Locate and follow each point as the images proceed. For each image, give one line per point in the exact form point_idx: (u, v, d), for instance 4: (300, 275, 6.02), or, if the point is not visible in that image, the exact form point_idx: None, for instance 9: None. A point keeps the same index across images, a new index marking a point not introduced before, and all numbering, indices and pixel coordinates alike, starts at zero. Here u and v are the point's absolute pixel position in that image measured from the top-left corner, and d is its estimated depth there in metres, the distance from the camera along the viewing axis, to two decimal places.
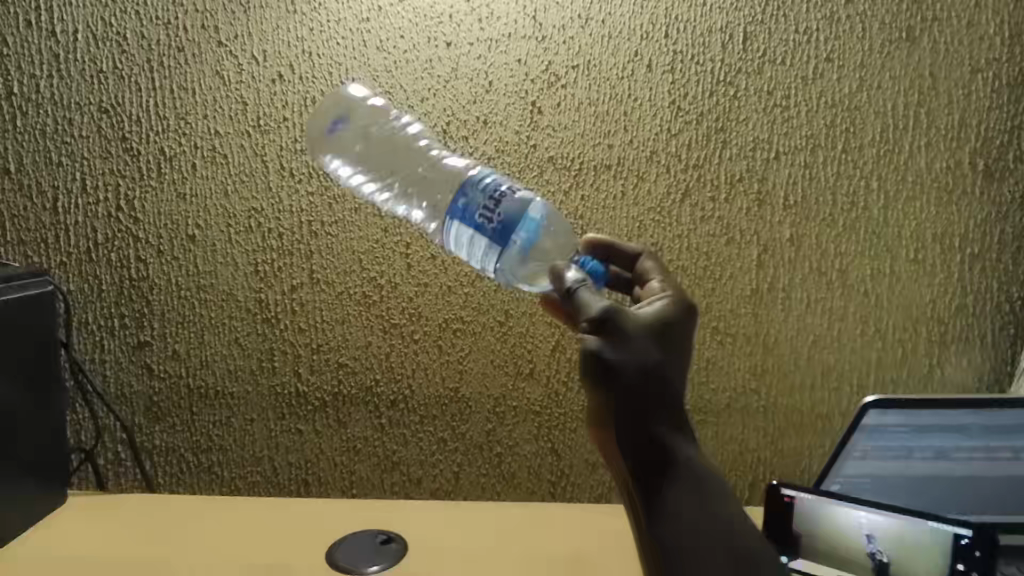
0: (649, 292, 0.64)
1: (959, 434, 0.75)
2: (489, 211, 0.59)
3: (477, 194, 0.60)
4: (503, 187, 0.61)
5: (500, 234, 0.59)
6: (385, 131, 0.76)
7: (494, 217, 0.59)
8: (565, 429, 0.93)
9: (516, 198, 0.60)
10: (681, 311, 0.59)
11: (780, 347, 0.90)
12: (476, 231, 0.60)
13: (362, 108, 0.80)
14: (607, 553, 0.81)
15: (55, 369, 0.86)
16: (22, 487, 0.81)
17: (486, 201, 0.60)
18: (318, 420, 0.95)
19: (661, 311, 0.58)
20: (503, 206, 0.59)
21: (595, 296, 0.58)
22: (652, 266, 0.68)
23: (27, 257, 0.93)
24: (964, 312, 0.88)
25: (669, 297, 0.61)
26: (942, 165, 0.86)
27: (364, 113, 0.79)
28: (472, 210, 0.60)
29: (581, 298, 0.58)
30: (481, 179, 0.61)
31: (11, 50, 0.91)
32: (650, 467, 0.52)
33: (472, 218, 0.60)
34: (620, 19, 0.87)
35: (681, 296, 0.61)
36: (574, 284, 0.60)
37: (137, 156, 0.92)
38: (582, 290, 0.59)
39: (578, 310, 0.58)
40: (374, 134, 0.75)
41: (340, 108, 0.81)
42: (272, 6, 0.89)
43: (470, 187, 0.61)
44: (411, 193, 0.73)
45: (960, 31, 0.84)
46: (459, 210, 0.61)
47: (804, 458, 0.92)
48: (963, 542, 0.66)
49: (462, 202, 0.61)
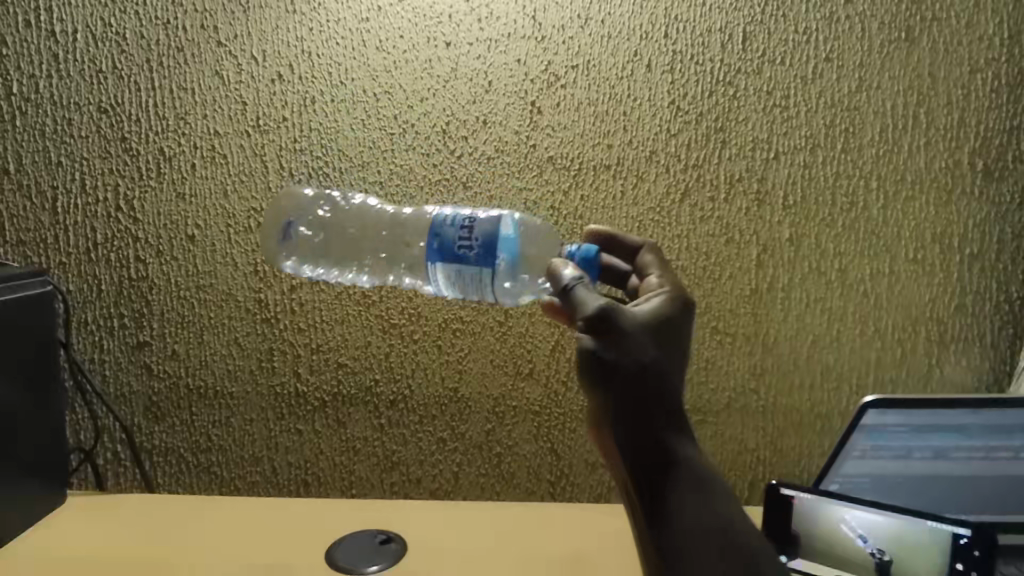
0: (647, 286, 0.64)
1: (959, 434, 0.76)
2: (466, 238, 0.63)
3: (449, 229, 0.64)
4: (467, 214, 0.65)
5: (484, 253, 0.62)
6: (340, 219, 0.83)
7: (472, 241, 0.63)
8: (565, 429, 0.93)
9: (484, 218, 0.64)
10: (679, 308, 0.60)
11: (780, 347, 0.90)
12: (461, 263, 0.63)
13: (309, 205, 0.87)
14: (607, 553, 0.81)
15: (55, 369, 0.86)
16: (23, 487, 0.81)
17: (459, 231, 0.63)
18: (318, 420, 0.95)
19: (657, 309, 0.59)
20: (476, 229, 0.63)
21: (592, 295, 0.58)
22: (652, 259, 0.68)
23: (27, 257, 0.93)
24: (964, 311, 0.88)
25: (666, 293, 0.61)
26: (941, 165, 0.86)
27: (311, 212, 0.86)
28: (449, 245, 0.63)
29: (578, 296, 0.58)
30: (444, 217, 0.65)
31: (10, 50, 0.91)
32: (650, 466, 0.52)
33: (452, 254, 0.63)
34: (620, 19, 0.87)
35: (678, 292, 0.62)
36: (570, 282, 0.60)
37: (137, 156, 0.92)
38: (578, 288, 0.59)
39: (574, 308, 0.58)
40: (333, 227, 0.82)
41: (290, 212, 0.88)
42: (271, 5, 0.89)
43: (437, 227, 0.64)
44: (387, 262, 0.80)
45: (959, 31, 0.85)
46: (436, 252, 0.64)
47: (804, 458, 0.92)
48: (963, 542, 0.66)
49: (436, 243, 0.64)
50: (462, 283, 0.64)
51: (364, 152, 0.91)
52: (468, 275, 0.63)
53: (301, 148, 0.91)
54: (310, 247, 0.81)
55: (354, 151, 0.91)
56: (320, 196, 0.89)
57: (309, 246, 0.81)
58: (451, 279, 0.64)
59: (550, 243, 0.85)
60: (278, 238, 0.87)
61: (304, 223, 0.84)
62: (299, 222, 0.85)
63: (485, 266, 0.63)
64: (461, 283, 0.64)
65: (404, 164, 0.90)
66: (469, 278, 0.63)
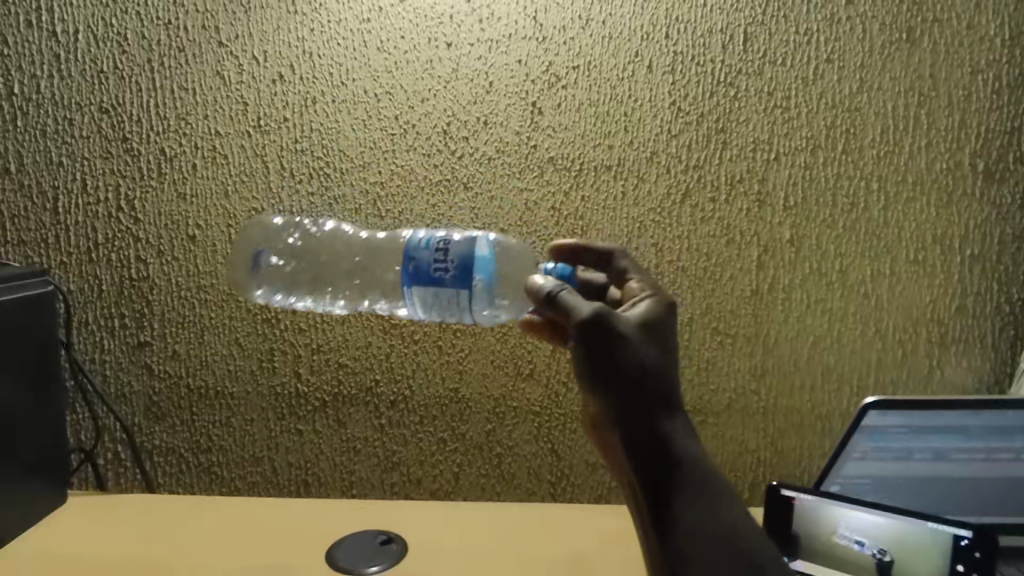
0: (631, 291, 0.66)
1: (960, 435, 0.75)
2: (441, 261, 0.64)
3: (423, 252, 0.64)
4: (441, 237, 0.65)
5: (460, 275, 0.63)
6: (307, 246, 0.86)
7: (448, 263, 0.64)
8: (565, 429, 0.93)
9: (459, 240, 0.64)
10: (665, 313, 0.61)
11: (781, 348, 0.90)
12: (437, 286, 0.64)
13: (278, 232, 0.90)
14: (607, 554, 0.81)
15: (55, 369, 0.86)
16: (23, 487, 0.81)
17: (434, 254, 0.64)
18: (318, 420, 0.95)
19: (645, 313, 0.60)
20: (451, 251, 0.64)
21: (580, 300, 0.58)
22: (629, 265, 0.71)
23: (27, 257, 0.93)
24: (964, 312, 0.88)
25: (652, 297, 0.63)
26: (942, 166, 0.86)
27: (282, 239, 0.89)
28: (424, 269, 0.64)
29: (567, 301, 0.57)
30: (417, 241, 0.65)
31: (11, 49, 0.91)
32: (651, 466, 0.52)
33: (427, 277, 0.64)
34: (621, 20, 0.87)
35: (661, 297, 0.63)
36: (556, 289, 0.59)
37: (137, 156, 0.92)
38: (565, 294, 0.58)
39: (563, 313, 0.57)
40: (299, 256, 0.85)
41: (260, 238, 0.91)
42: (272, 6, 0.89)
43: (411, 251, 0.65)
44: (360, 288, 0.85)
45: (960, 32, 0.84)
46: (411, 276, 0.65)
47: (804, 458, 0.92)
48: (963, 543, 0.66)
49: (411, 266, 0.65)
50: (439, 305, 0.65)
51: (365, 152, 0.91)
52: (446, 297, 0.64)
53: (301, 148, 0.91)
54: (278, 274, 0.84)
55: (355, 151, 0.91)
56: (288, 222, 0.91)
57: (278, 273, 0.84)
58: (428, 302, 0.65)
59: (525, 259, 0.87)
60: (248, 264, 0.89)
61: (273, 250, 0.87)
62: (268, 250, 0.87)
63: (462, 288, 0.63)
64: (439, 305, 0.65)
65: (405, 165, 0.90)
66: (447, 300, 0.64)
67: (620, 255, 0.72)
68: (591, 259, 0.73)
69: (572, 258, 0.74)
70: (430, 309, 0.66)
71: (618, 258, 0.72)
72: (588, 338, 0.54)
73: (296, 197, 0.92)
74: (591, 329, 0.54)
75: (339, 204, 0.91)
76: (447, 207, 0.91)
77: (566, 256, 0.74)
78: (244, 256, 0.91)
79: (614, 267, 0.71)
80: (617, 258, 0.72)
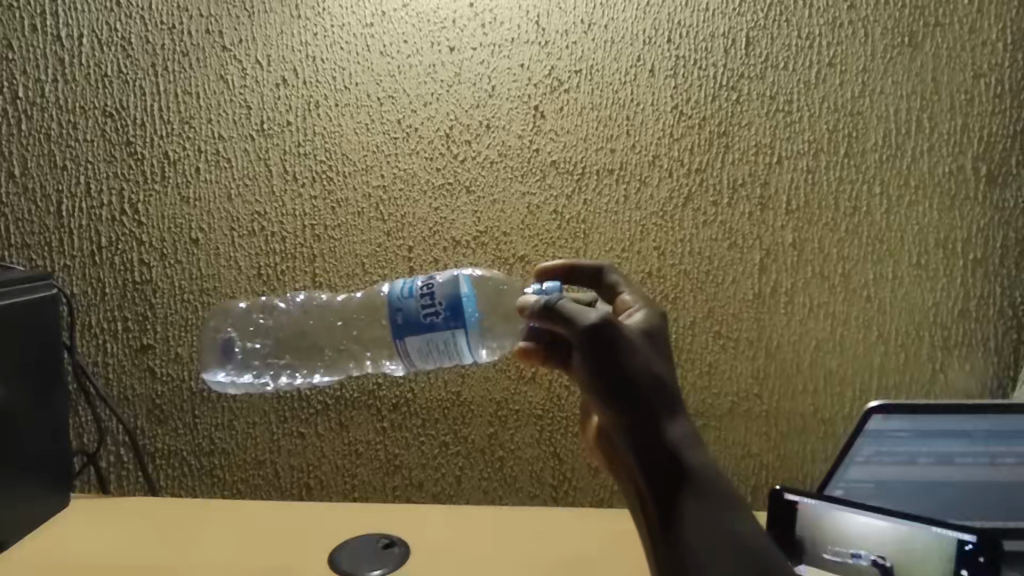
0: (624, 302, 0.68)
1: (963, 439, 0.75)
2: (429, 305, 0.64)
3: (409, 301, 0.64)
4: (422, 283, 0.66)
5: (452, 315, 0.64)
6: (282, 325, 0.85)
7: (437, 306, 0.64)
8: (567, 433, 0.93)
9: (442, 281, 0.65)
10: (660, 321, 0.63)
11: (783, 351, 0.90)
12: (429, 330, 0.64)
13: (247, 315, 0.90)
14: (607, 557, 0.81)
15: (59, 371, 0.86)
16: (27, 489, 0.81)
17: (420, 300, 0.64)
18: (320, 423, 0.95)
19: (642, 322, 0.61)
20: (437, 292, 0.64)
21: (581, 307, 0.58)
22: (618, 278, 0.73)
23: (31, 260, 0.94)
24: (967, 317, 0.87)
25: (646, 307, 0.64)
26: (944, 170, 0.86)
27: (251, 323, 0.89)
28: (414, 317, 0.64)
29: (568, 309, 0.58)
30: (399, 291, 0.65)
31: (16, 54, 0.91)
32: (659, 468, 0.53)
33: (418, 324, 0.64)
34: (624, 25, 0.87)
35: (655, 305, 0.65)
36: (553, 298, 0.60)
37: (141, 160, 0.93)
38: (564, 302, 0.59)
39: (565, 323, 0.58)
40: (279, 333, 0.84)
41: (227, 326, 0.91)
42: (276, 11, 0.90)
43: (396, 302, 0.64)
44: (347, 353, 0.83)
45: (962, 37, 0.84)
46: (400, 326, 0.64)
47: (808, 462, 0.92)
48: (968, 548, 0.66)
49: (400, 318, 0.64)
50: (434, 353, 0.65)
51: (368, 156, 0.91)
52: (440, 341, 0.64)
53: (305, 151, 0.91)
54: (253, 356, 0.84)
55: (357, 154, 0.91)
56: (253, 305, 0.91)
57: (252, 355, 0.84)
58: (421, 352, 0.64)
59: (516, 289, 0.87)
60: (218, 351, 0.89)
61: (243, 338, 0.86)
62: (236, 337, 0.88)
63: (454, 327, 0.64)
64: (433, 353, 0.65)
65: (408, 168, 0.91)
66: (441, 345, 0.64)
67: (609, 269, 0.74)
68: (582, 275, 0.74)
69: (563, 277, 0.75)
70: (424, 359, 0.65)
71: (607, 273, 0.73)
72: (594, 342, 0.55)
73: (299, 201, 0.92)
74: (597, 335, 0.55)
75: (342, 207, 0.92)
76: (449, 210, 0.91)
77: (556, 276, 0.75)
78: (211, 346, 0.91)
79: (606, 281, 0.73)
80: (605, 272, 0.74)
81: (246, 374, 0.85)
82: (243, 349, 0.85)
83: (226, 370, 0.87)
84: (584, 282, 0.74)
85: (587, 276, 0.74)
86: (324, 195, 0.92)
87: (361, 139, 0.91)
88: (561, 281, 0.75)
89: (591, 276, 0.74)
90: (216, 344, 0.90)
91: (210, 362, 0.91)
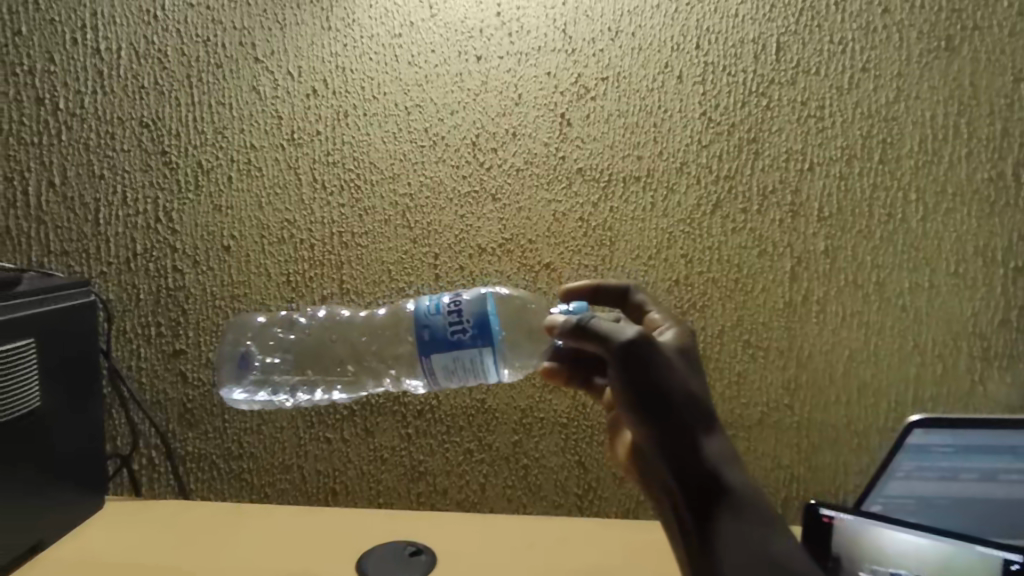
0: (653, 321, 0.68)
1: (1010, 455, 0.73)
2: (456, 322, 0.64)
3: (436, 318, 0.64)
4: (449, 300, 0.66)
5: (480, 333, 0.64)
6: (304, 340, 0.87)
7: (464, 323, 0.64)
8: (592, 442, 0.92)
9: (469, 298, 0.65)
10: (691, 339, 0.62)
11: (815, 361, 0.88)
12: (456, 348, 0.64)
13: (265, 329, 0.91)
14: (634, 568, 0.80)
15: (95, 376, 0.88)
16: (64, 491, 0.83)
17: (448, 316, 0.64)
18: (346, 429, 0.96)
19: (674, 339, 0.61)
20: (465, 310, 0.64)
21: (614, 324, 0.57)
22: (645, 298, 0.73)
23: (69, 266, 0.96)
24: (1008, 327, 0.85)
25: (675, 325, 0.65)
26: (983, 176, 0.84)
27: (270, 337, 0.89)
28: (441, 334, 0.64)
29: (601, 327, 0.57)
30: (426, 308, 0.65)
31: (57, 66, 0.94)
32: (695, 485, 0.52)
33: (444, 342, 0.64)
34: (652, 31, 0.87)
35: (684, 324, 0.65)
36: (585, 317, 0.58)
37: (176, 170, 0.95)
38: (596, 320, 0.58)
39: (597, 340, 0.57)
40: (299, 348, 0.86)
41: (248, 340, 0.91)
42: (307, 22, 0.91)
43: (423, 319, 0.65)
44: (367, 370, 0.85)
45: (1002, 40, 0.82)
46: (427, 344, 0.64)
47: (841, 475, 0.89)
48: (1014, 568, 0.63)
49: (427, 334, 0.64)
50: (459, 371, 0.65)
51: (395, 164, 0.92)
52: (467, 359, 0.64)
53: (333, 160, 0.93)
54: (271, 372, 0.85)
55: (384, 163, 0.92)
56: (272, 319, 0.92)
57: (271, 370, 0.85)
58: (447, 370, 0.65)
59: (540, 307, 0.87)
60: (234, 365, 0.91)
61: (262, 351, 0.87)
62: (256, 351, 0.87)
63: (481, 345, 0.64)
64: (459, 371, 0.65)
65: (434, 176, 0.91)
66: (467, 363, 0.64)
67: (634, 289, 0.74)
68: (607, 296, 0.74)
69: (587, 297, 0.74)
70: (449, 377, 0.65)
71: (634, 293, 0.73)
72: (631, 359, 0.54)
73: (327, 208, 0.93)
74: (633, 355, 0.54)
75: (368, 215, 0.93)
76: (474, 217, 0.91)
77: (582, 297, 0.74)
78: (230, 358, 0.92)
79: (632, 301, 0.73)
80: (632, 292, 0.73)
81: (262, 392, 0.88)
82: (262, 364, 0.85)
83: (242, 388, 0.89)
84: (609, 303, 0.74)
85: (612, 297, 0.74)
86: (352, 204, 0.93)
87: (388, 147, 0.92)
88: (586, 301, 0.74)
89: (617, 295, 0.74)
90: (233, 355, 0.92)
91: (227, 377, 0.92)
